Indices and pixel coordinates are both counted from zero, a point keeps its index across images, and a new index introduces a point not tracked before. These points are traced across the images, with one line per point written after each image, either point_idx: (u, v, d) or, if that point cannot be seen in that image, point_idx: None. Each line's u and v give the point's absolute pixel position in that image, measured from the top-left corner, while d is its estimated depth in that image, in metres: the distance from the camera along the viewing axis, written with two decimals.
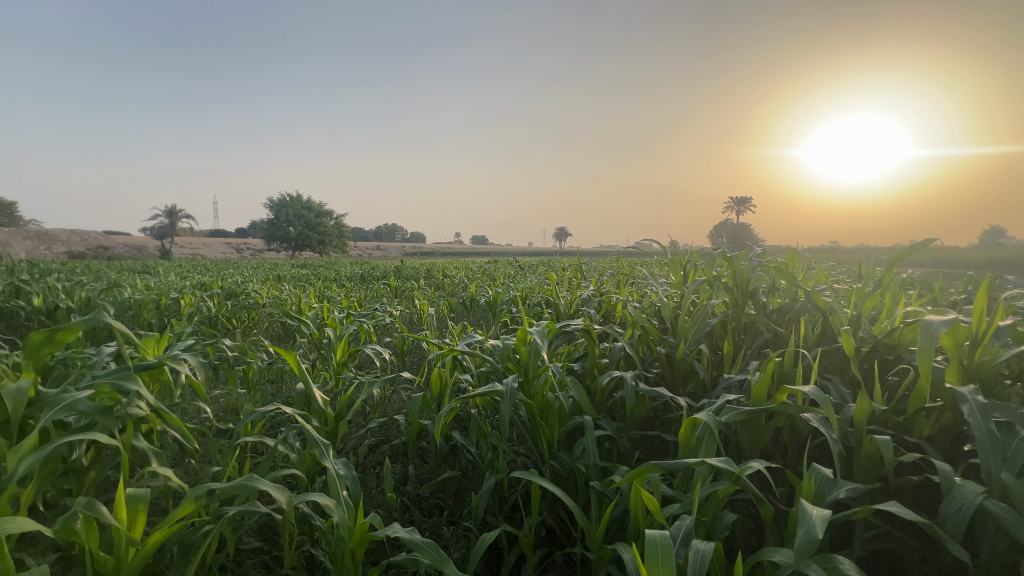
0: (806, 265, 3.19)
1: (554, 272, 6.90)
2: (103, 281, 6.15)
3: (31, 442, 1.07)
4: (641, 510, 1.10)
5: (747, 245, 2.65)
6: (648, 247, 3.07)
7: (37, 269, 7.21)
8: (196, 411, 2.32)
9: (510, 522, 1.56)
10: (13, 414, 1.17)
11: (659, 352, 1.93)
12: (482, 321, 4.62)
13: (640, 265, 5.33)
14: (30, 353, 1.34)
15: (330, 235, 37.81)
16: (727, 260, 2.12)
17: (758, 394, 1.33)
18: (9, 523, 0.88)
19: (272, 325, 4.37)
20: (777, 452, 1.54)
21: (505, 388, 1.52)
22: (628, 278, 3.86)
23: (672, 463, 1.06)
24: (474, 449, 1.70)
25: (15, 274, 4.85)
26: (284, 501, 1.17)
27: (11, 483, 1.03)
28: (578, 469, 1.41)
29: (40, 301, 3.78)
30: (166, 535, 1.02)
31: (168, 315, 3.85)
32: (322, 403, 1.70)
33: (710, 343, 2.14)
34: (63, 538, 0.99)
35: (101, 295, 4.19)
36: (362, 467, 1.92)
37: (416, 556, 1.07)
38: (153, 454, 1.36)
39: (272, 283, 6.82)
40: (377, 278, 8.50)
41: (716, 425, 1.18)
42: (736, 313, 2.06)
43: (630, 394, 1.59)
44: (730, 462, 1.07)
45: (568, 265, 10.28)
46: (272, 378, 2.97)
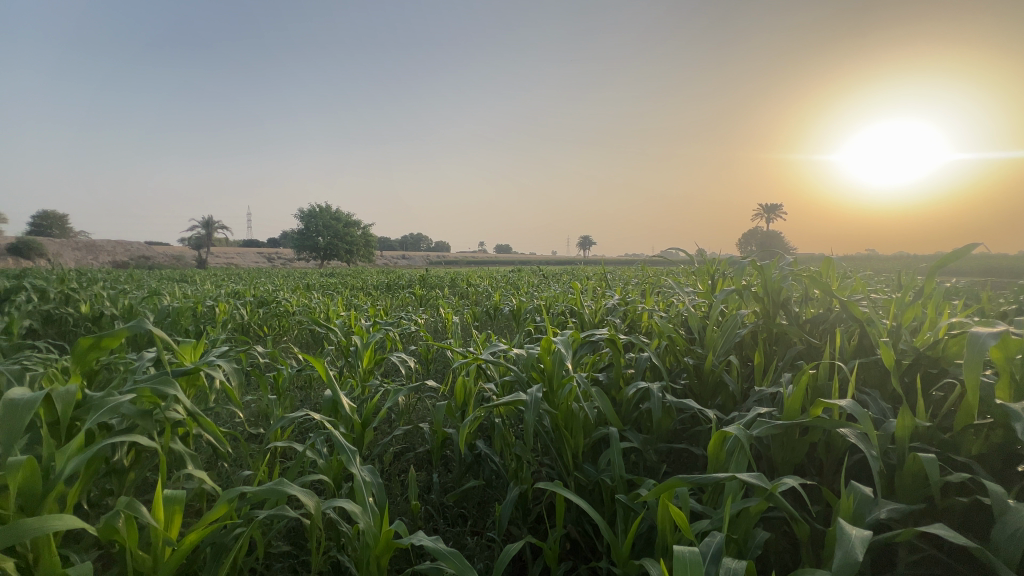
0: (842, 273, 3.07)
1: (578, 281, 6.90)
2: (145, 289, 6.51)
3: (77, 444, 1.12)
4: (668, 526, 1.07)
5: (777, 253, 2.58)
6: (674, 256, 3.02)
7: (88, 279, 7.65)
8: (228, 415, 2.40)
9: (534, 533, 1.55)
10: (62, 415, 1.23)
11: (686, 363, 1.90)
12: (505, 330, 4.62)
13: (666, 273, 5.24)
14: (77, 358, 1.41)
15: (358, 245, 38.78)
16: (757, 269, 2.06)
17: (791, 408, 1.28)
18: (57, 520, 0.92)
19: (301, 332, 4.48)
20: (812, 469, 1.48)
21: (529, 398, 1.51)
22: (653, 286, 3.80)
23: (701, 478, 1.02)
24: (498, 459, 1.70)
25: (65, 283, 5.16)
26: (312, 505, 1.18)
27: (58, 482, 1.07)
28: (603, 482, 1.39)
29: (86, 308, 3.99)
30: (200, 537, 1.05)
31: (204, 322, 4.01)
32: (349, 411, 1.72)
33: (739, 353, 2.08)
34: (105, 536, 1.03)
35: (143, 303, 4.38)
36: (387, 474, 1.95)
37: (440, 565, 1.06)
38: (188, 457, 1.41)
39: (301, 291, 7.10)
40: (402, 287, 8.62)
41: (747, 439, 1.14)
42: (767, 323, 1.99)
43: (657, 405, 1.56)
44: (763, 477, 1.03)
45: (592, 275, 10.26)
46: (301, 384, 3.04)
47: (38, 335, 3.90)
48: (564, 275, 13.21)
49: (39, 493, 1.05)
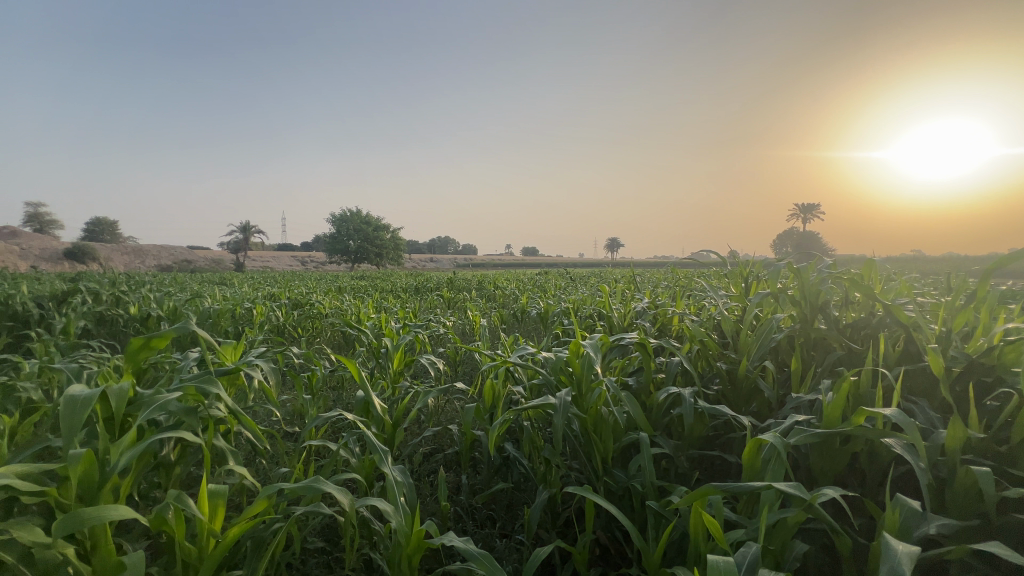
0: (886, 276, 2.93)
1: (606, 284, 6.83)
2: (188, 292, 6.84)
3: (130, 438, 1.19)
4: (702, 535, 1.05)
5: (815, 255, 2.48)
6: (705, 258, 2.95)
7: (137, 282, 8.08)
8: (266, 414, 2.48)
9: (563, 538, 1.55)
10: (116, 411, 1.31)
11: (719, 368, 1.86)
12: (533, 332, 4.61)
13: (697, 275, 5.12)
14: (129, 357, 1.49)
15: (387, 248, 39.59)
16: (793, 271, 1.99)
17: (832, 416, 1.24)
18: (112, 509, 0.98)
19: (333, 333, 4.60)
20: (854, 480, 1.42)
21: (558, 402, 1.51)
22: (684, 289, 3.73)
23: (736, 486, 0.99)
24: (527, 463, 1.70)
25: (117, 286, 5.47)
26: (347, 503, 1.21)
27: (113, 474, 1.14)
28: (634, 488, 1.38)
29: (135, 310, 4.21)
30: (241, 531, 1.10)
31: (242, 323, 4.17)
32: (380, 411, 1.76)
33: (776, 359, 2.02)
34: (156, 527, 1.08)
35: (186, 305, 4.59)
36: (417, 475, 1.98)
37: (471, 566, 1.08)
38: (230, 454, 1.47)
39: (334, 293, 7.30)
40: (431, 290, 8.77)
41: (784, 447, 1.10)
42: (804, 328, 1.92)
43: (688, 411, 1.53)
44: (801, 487, 1.00)
45: (620, 278, 10.15)
46: (333, 384, 3.12)
47: (91, 335, 4.14)
48: (592, 277, 13.08)
49: (96, 485, 1.12)
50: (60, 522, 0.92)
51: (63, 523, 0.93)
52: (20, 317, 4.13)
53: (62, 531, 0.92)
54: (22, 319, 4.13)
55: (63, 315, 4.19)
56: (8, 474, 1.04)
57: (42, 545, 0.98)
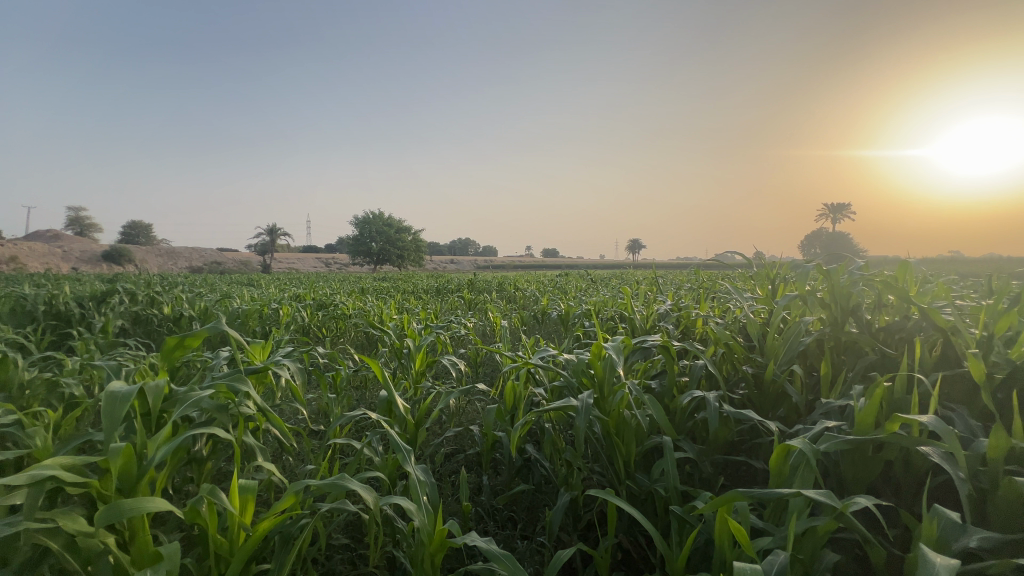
0: (923, 278, 2.82)
1: (627, 286, 6.77)
2: (218, 292, 7.05)
3: (165, 434, 1.23)
4: (727, 541, 1.03)
5: (845, 256, 2.41)
6: (730, 259, 2.90)
7: (170, 283, 8.38)
8: (292, 412, 2.55)
9: (584, 541, 1.54)
10: (153, 407, 1.36)
11: (745, 372, 1.82)
12: (553, 334, 4.61)
13: (722, 277, 5.03)
14: (164, 356, 1.55)
15: (409, 250, 40.08)
16: (823, 273, 1.93)
17: (864, 423, 1.20)
18: (150, 501, 1.02)
19: (356, 334, 4.69)
20: (888, 490, 1.38)
21: (580, 404, 1.51)
22: (708, 291, 3.67)
23: (763, 493, 0.97)
24: (548, 465, 1.70)
25: (152, 287, 5.69)
26: (371, 501, 1.23)
27: (150, 468, 1.19)
28: (656, 492, 1.36)
29: (168, 310, 4.37)
30: (270, 526, 1.13)
31: (270, 323, 4.29)
32: (403, 411, 1.79)
33: (804, 363, 1.96)
34: (190, 519, 1.12)
35: (216, 305, 4.74)
36: (439, 474, 1.99)
37: (493, 566, 1.08)
38: (259, 450, 1.51)
39: (357, 295, 7.43)
40: (452, 291, 8.85)
41: (813, 454, 1.07)
42: (835, 331, 1.86)
43: (713, 415, 1.50)
44: (832, 495, 0.97)
45: (642, 280, 10.04)
46: (357, 383, 3.17)
47: (128, 333, 4.31)
48: (614, 278, 12.94)
49: (134, 478, 1.17)
50: (102, 512, 0.97)
51: (105, 513, 0.97)
52: (62, 315, 4.33)
53: (104, 521, 0.96)
54: (64, 318, 4.33)
55: (101, 315, 4.38)
56: (53, 466, 1.09)
57: (85, 534, 1.02)
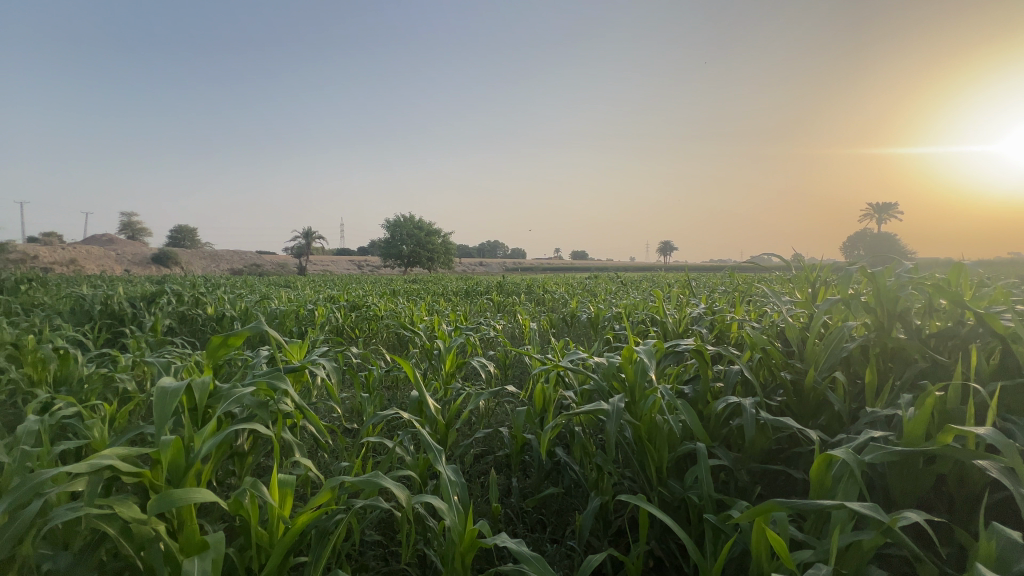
0: (979, 281, 2.65)
1: (658, 289, 6.66)
2: (257, 294, 7.34)
3: (211, 428, 1.29)
4: (764, 552, 1.00)
5: (892, 258, 2.29)
6: (767, 262, 2.81)
7: (215, 284, 8.83)
8: (327, 410, 2.62)
9: (615, 547, 1.52)
10: (199, 402, 1.43)
11: (783, 379, 1.76)
12: (583, 337, 4.57)
13: (758, 280, 4.87)
14: (210, 353, 1.63)
15: (439, 252, 40.61)
16: (867, 276, 1.85)
17: (913, 433, 1.14)
18: (197, 492, 1.07)
19: (388, 335, 4.78)
20: (941, 505, 1.30)
21: (610, 408, 1.49)
22: (744, 294, 3.55)
23: (804, 504, 0.94)
24: (578, 468, 1.69)
25: (197, 288, 5.97)
26: (404, 498, 1.26)
27: (197, 460, 1.24)
28: (690, 499, 1.34)
29: (212, 310, 4.58)
30: (307, 520, 1.16)
31: (306, 323, 4.43)
32: (434, 411, 1.81)
33: (848, 370, 1.88)
34: (233, 511, 1.17)
35: (256, 306, 4.92)
36: (469, 475, 2.01)
37: (523, 568, 1.08)
38: (297, 446, 1.57)
39: (388, 296, 7.58)
40: (481, 293, 8.90)
41: (858, 465, 1.02)
42: (881, 337, 1.78)
43: (749, 422, 1.46)
44: (878, 508, 0.93)
45: (674, 282, 9.86)
46: (388, 383, 3.23)
47: (175, 332, 4.54)
48: (644, 281, 12.72)
49: (182, 469, 1.23)
50: (154, 501, 1.02)
51: (157, 502, 1.03)
52: (116, 314, 4.60)
53: (156, 509, 1.02)
54: (118, 317, 4.60)
55: (151, 314, 4.62)
56: (110, 456, 1.16)
57: (139, 520, 1.09)
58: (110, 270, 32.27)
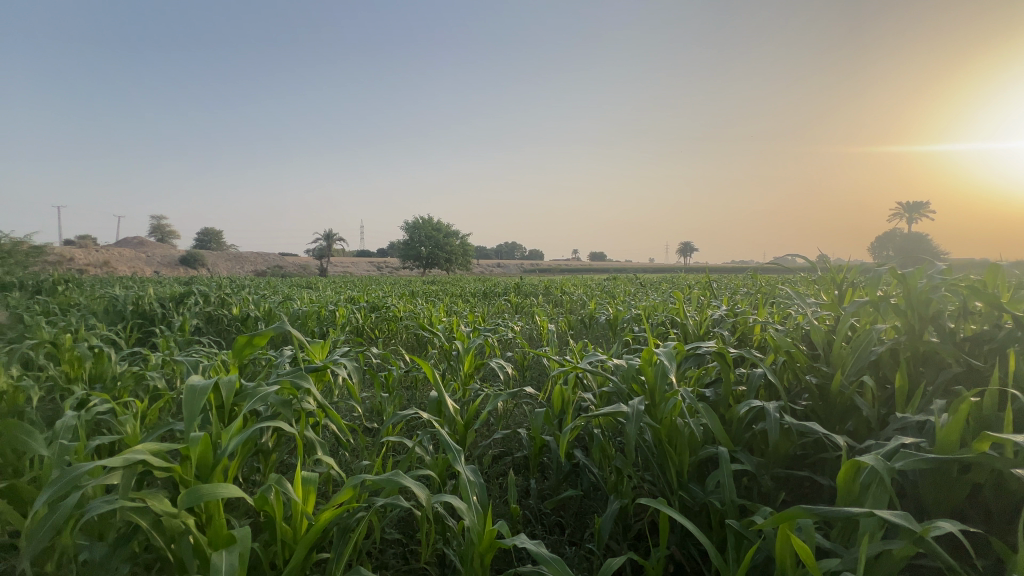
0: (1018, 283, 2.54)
1: (678, 291, 6.58)
2: (280, 295, 7.50)
3: (237, 425, 1.32)
4: (789, 560, 0.98)
5: (924, 259, 2.22)
6: (791, 263, 2.75)
7: (240, 286, 9.09)
8: (348, 409, 2.66)
9: (635, 551, 1.51)
10: (226, 400, 1.47)
11: (809, 383, 1.72)
12: (601, 339, 4.55)
13: (782, 282, 4.77)
14: (236, 353, 1.67)
15: (457, 254, 40.86)
16: (897, 277, 1.79)
17: (947, 441, 1.10)
18: (225, 487, 1.10)
19: (406, 335, 4.83)
20: (977, 516, 1.25)
21: (630, 410, 1.48)
22: (768, 296, 3.48)
23: (831, 512, 0.91)
24: (597, 471, 1.68)
25: (223, 290, 6.15)
26: (424, 498, 1.27)
27: (224, 457, 1.28)
28: (712, 504, 1.32)
29: (237, 310, 4.70)
30: (330, 517, 1.18)
31: (327, 323, 4.51)
32: (453, 412, 1.82)
33: (877, 374, 1.82)
34: (258, 506, 1.20)
35: (279, 307, 5.03)
36: (487, 476, 2.02)
37: (542, 569, 1.08)
38: (319, 444, 1.59)
39: (407, 297, 7.67)
40: (499, 295, 8.95)
41: (888, 472, 1.00)
42: (912, 341, 1.72)
43: (774, 427, 1.42)
44: (909, 517, 0.90)
45: (694, 284, 9.73)
46: (407, 384, 3.27)
47: (202, 332, 4.68)
48: (664, 282, 12.57)
49: (210, 465, 1.27)
50: (184, 495, 1.06)
51: (187, 496, 1.06)
52: (147, 314, 4.75)
53: (187, 503, 1.05)
54: (148, 317, 4.76)
55: (179, 315, 4.77)
56: (143, 451, 1.20)
57: (169, 514, 1.12)
58: (141, 271, 33.40)
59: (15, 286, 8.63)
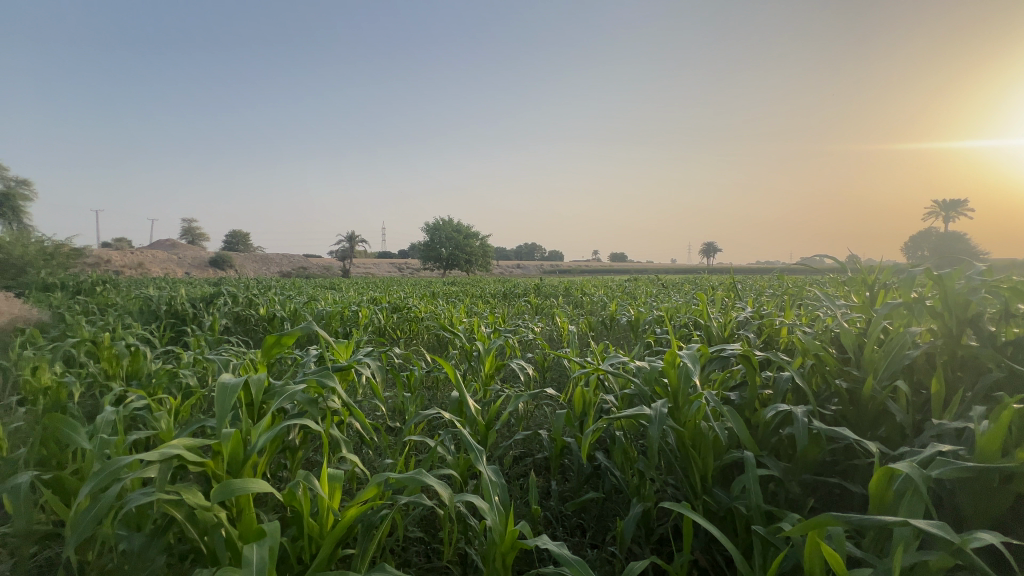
0: None
1: (701, 292, 6.49)
2: (305, 296, 7.69)
3: (266, 423, 1.36)
4: (818, 568, 0.95)
5: (962, 259, 2.13)
6: (820, 263, 2.67)
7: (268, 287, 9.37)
8: (371, 408, 2.71)
9: (658, 555, 1.49)
10: (255, 398, 1.51)
11: (838, 387, 1.67)
12: (622, 341, 4.51)
13: (810, 283, 4.64)
14: (265, 352, 1.72)
15: (477, 255, 41.08)
16: (933, 279, 1.73)
17: (987, 449, 1.06)
18: (255, 482, 1.13)
19: (427, 336, 4.88)
20: (1021, 528, 1.20)
21: (653, 413, 1.46)
22: (795, 298, 3.39)
23: (863, 520, 0.89)
24: (619, 473, 1.66)
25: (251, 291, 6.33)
26: (446, 497, 1.28)
27: (254, 453, 1.32)
28: (737, 510, 1.29)
29: (264, 310, 4.83)
30: (355, 514, 1.21)
31: (350, 323, 4.59)
32: (474, 412, 1.83)
33: (911, 379, 1.76)
34: (287, 501, 1.23)
35: (304, 307, 5.14)
36: (508, 477, 2.03)
37: (565, 571, 1.08)
38: (344, 442, 1.63)
39: (428, 298, 7.76)
40: (519, 296, 8.97)
41: (924, 480, 0.96)
42: (949, 345, 1.65)
43: (802, 432, 1.39)
44: (947, 527, 0.86)
45: (717, 285, 9.56)
46: (428, 384, 3.30)
47: (230, 332, 4.82)
48: (686, 283, 12.37)
49: (241, 460, 1.31)
50: (217, 489, 1.09)
51: (219, 490, 1.09)
52: (179, 314, 4.93)
53: (219, 497, 1.09)
54: (181, 317, 4.93)
55: (210, 314, 4.92)
56: (178, 446, 1.24)
57: (203, 507, 1.16)
58: (173, 273, 34.61)
59: (57, 286, 9.04)
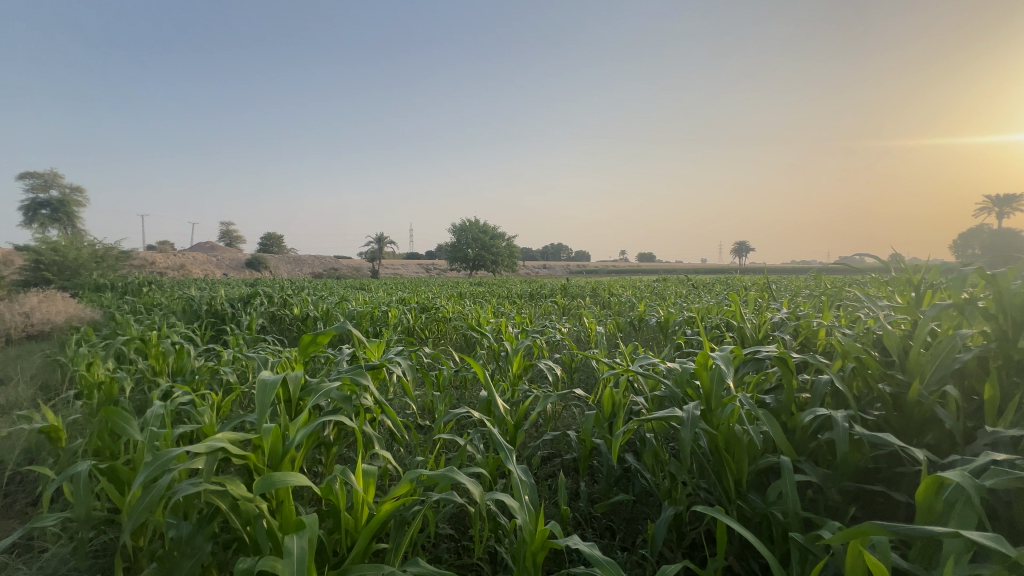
0: None
1: (733, 293, 6.33)
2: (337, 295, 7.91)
3: (303, 419, 1.41)
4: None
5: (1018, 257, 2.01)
6: (861, 262, 2.56)
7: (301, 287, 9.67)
8: (401, 406, 2.76)
9: (690, 559, 1.47)
10: (293, 394, 1.56)
11: (881, 392, 1.60)
12: (651, 342, 4.44)
13: (850, 283, 4.46)
14: (301, 350, 1.78)
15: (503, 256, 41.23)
16: (986, 278, 1.63)
17: None
18: (294, 476, 1.18)
19: (455, 336, 4.93)
20: None
21: (685, 415, 1.44)
22: (834, 298, 3.27)
23: (910, 530, 0.85)
24: (650, 476, 1.64)
25: (286, 291, 6.54)
26: (477, 494, 1.30)
27: (292, 448, 1.37)
28: (774, 515, 1.26)
29: (298, 310, 4.98)
30: (388, 509, 1.23)
31: (380, 323, 4.69)
32: (503, 411, 1.85)
33: (962, 384, 1.67)
34: (324, 494, 1.27)
35: (336, 307, 5.28)
36: (537, 476, 2.03)
37: (595, 571, 1.08)
38: (377, 439, 1.66)
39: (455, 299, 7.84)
40: (546, 296, 8.98)
41: (976, 490, 0.92)
42: (1003, 348, 1.56)
43: (842, 437, 1.34)
44: (1002, 541, 0.82)
45: (749, 285, 9.31)
46: (456, 383, 3.34)
47: (267, 331, 4.99)
48: (717, 283, 12.09)
49: (280, 454, 1.36)
50: (259, 481, 1.14)
51: (261, 482, 1.14)
52: (219, 314, 5.14)
53: (261, 489, 1.13)
54: (220, 316, 5.14)
55: (247, 314, 5.11)
56: (223, 439, 1.30)
57: (246, 498, 1.21)
58: (213, 274, 36.09)
59: (109, 287, 9.59)
